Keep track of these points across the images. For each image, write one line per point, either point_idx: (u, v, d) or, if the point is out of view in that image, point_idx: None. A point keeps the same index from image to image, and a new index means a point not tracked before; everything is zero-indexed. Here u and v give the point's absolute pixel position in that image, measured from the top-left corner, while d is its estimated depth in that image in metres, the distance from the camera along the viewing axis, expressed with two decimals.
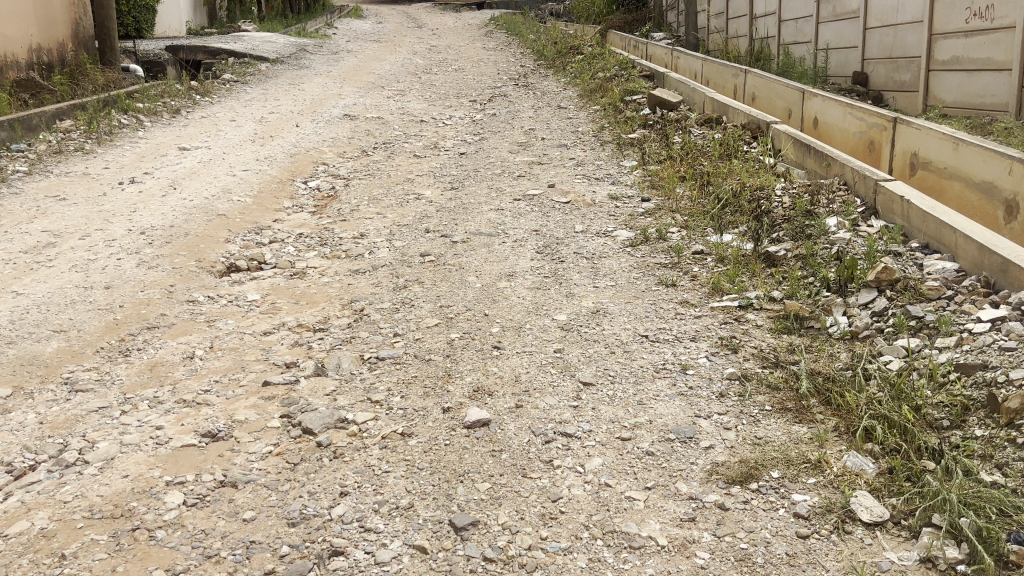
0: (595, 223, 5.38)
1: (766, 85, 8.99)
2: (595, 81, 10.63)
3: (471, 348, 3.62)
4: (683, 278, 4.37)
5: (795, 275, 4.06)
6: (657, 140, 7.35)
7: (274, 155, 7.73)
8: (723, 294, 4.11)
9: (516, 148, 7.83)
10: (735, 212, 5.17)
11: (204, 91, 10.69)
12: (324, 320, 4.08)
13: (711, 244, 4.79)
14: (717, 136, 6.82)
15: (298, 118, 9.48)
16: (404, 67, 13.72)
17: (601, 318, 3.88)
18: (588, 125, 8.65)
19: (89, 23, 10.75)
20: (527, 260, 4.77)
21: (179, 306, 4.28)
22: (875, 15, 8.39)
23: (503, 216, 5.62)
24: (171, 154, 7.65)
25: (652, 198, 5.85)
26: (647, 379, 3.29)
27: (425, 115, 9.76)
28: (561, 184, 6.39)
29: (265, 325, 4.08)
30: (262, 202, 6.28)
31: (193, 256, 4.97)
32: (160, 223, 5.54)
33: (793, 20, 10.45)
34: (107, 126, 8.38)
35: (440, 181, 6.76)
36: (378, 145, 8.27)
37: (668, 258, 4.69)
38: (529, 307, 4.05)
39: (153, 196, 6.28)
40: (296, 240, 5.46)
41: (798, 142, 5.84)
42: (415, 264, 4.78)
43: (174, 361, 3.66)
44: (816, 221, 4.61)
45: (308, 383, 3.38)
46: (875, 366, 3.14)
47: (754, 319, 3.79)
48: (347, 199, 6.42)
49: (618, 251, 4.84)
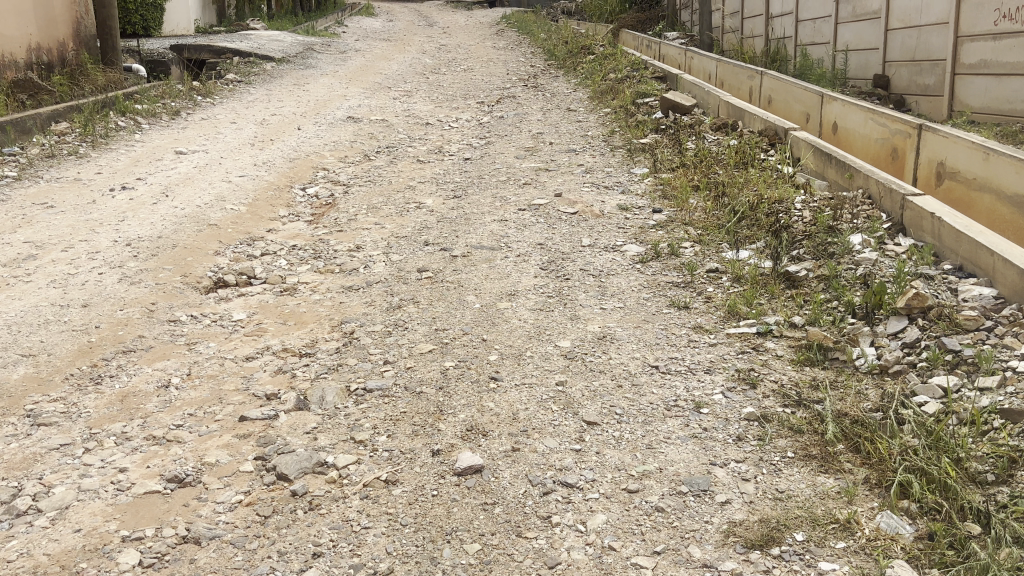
0: (603, 236, 5.09)
1: (783, 89, 8.69)
2: (607, 83, 10.34)
3: (466, 378, 3.34)
4: (695, 299, 4.09)
5: (817, 299, 3.77)
6: (669, 146, 7.06)
7: (273, 159, 7.48)
8: (739, 318, 3.82)
9: (523, 153, 7.56)
10: (752, 227, 4.88)
11: (205, 92, 10.46)
12: (311, 344, 3.82)
13: (727, 261, 4.50)
14: (732, 143, 6.52)
15: (300, 120, 9.23)
16: (412, 67, 13.46)
17: (608, 345, 3.59)
18: (599, 129, 8.37)
19: (91, 22, 10.50)
20: (531, 277, 4.49)
21: (158, 326, 4.03)
22: (897, 16, 8.07)
23: (507, 228, 5.35)
24: (167, 158, 7.42)
25: (664, 209, 5.56)
26: (656, 418, 3.01)
27: (430, 118, 9.49)
28: (569, 192, 6.10)
29: (248, 349, 3.83)
30: (257, 211, 6.02)
31: (178, 271, 4.72)
32: (148, 234, 5.29)
33: (811, 20, 10.12)
34: (103, 129, 8.16)
35: (443, 189, 6.49)
36: (381, 149, 8.01)
37: (680, 276, 4.40)
38: (531, 332, 3.77)
39: (143, 203, 6.04)
40: (288, 253, 5.20)
41: (818, 151, 5.54)
42: (412, 282, 4.51)
43: (147, 390, 3.41)
44: (840, 239, 4.32)
45: (288, 419, 3.13)
46: (909, 409, 2.85)
47: (773, 349, 3.51)
48: (346, 208, 6.16)
49: (626, 269, 4.55)
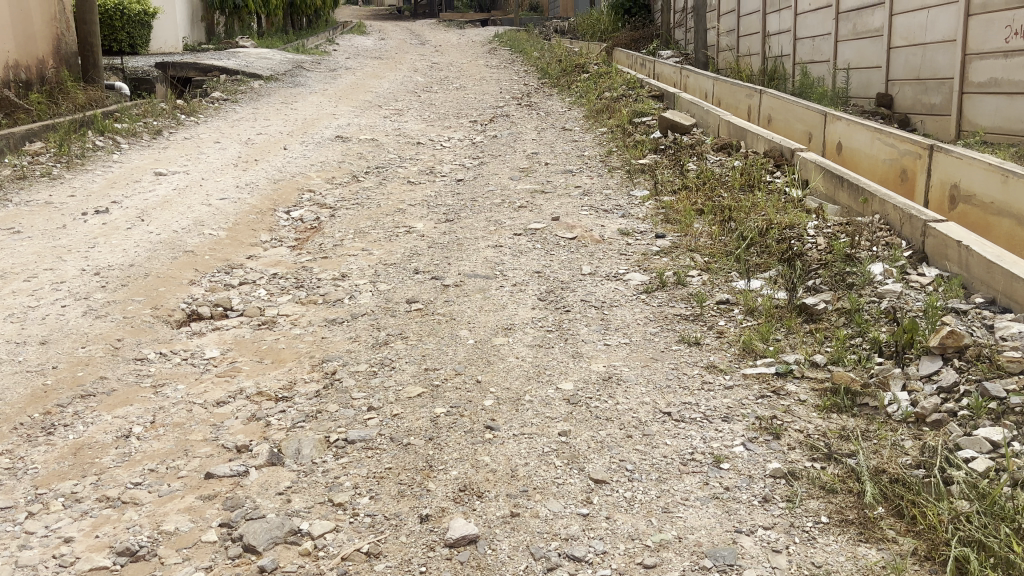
0: (605, 264, 4.79)
1: (783, 107, 8.44)
2: (602, 102, 10.10)
3: (458, 427, 3.01)
4: (706, 334, 3.78)
5: (840, 336, 3.46)
6: (669, 166, 6.79)
7: (256, 181, 7.17)
8: (755, 356, 3.52)
9: (518, 174, 7.27)
10: (763, 254, 4.59)
11: (189, 110, 10.18)
12: (289, 386, 3.50)
13: (737, 292, 4.20)
14: (737, 164, 6.24)
15: (287, 139, 8.93)
16: (403, 85, 13.20)
17: (614, 388, 3.27)
18: (595, 148, 8.10)
19: (72, 39, 10.19)
20: (529, 309, 4.18)
21: (123, 366, 3.71)
22: (901, 34, 7.84)
23: (502, 254, 5.04)
24: (146, 180, 7.10)
25: (668, 234, 5.26)
26: (671, 476, 2.69)
27: (422, 137, 9.21)
28: (567, 216, 5.81)
29: (219, 392, 3.49)
30: (237, 236, 5.71)
31: (148, 303, 4.40)
32: (118, 262, 4.98)
33: (810, 37, 9.90)
34: (79, 149, 7.85)
35: (435, 211, 6.19)
36: (370, 169, 7.71)
37: (688, 308, 4.10)
38: (529, 372, 3.44)
39: (116, 228, 5.73)
40: (268, 282, 4.88)
41: (829, 173, 5.26)
42: (400, 314, 4.19)
43: (104, 443, 3.09)
44: (859, 268, 4.02)
45: (260, 477, 2.82)
46: (956, 467, 2.53)
47: (796, 392, 3.20)
48: (332, 232, 5.86)
49: (631, 299, 4.25)
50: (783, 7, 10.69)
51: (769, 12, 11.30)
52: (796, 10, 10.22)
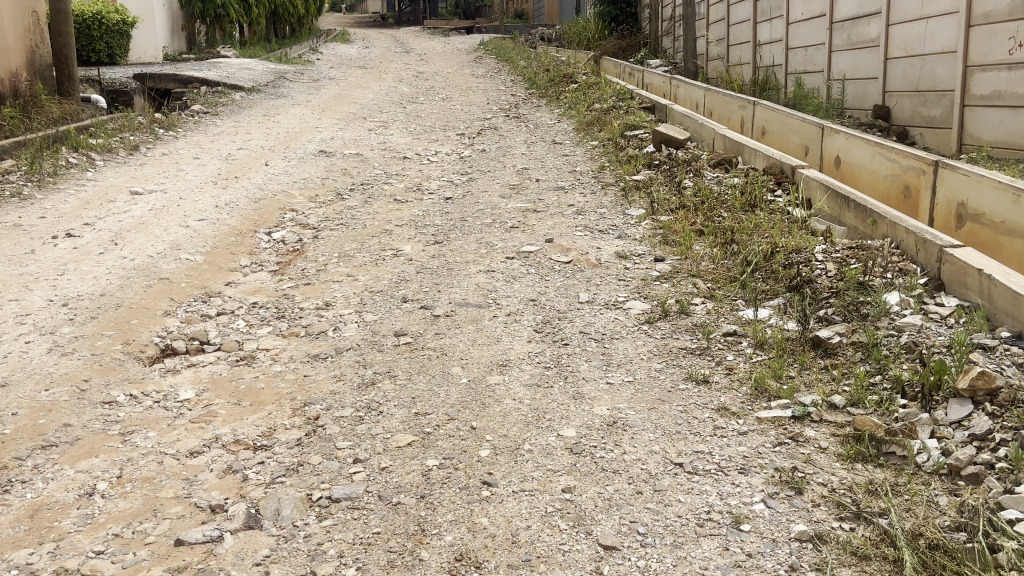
0: (603, 291, 4.56)
1: (778, 120, 8.27)
2: (592, 114, 9.89)
3: (452, 484, 2.76)
4: (715, 371, 3.55)
5: (860, 374, 3.24)
6: (664, 183, 6.59)
7: (237, 200, 6.90)
8: (769, 397, 3.29)
9: (509, 191, 7.04)
10: (770, 280, 4.38)
11: (168, 125, 9.91)
12: (268, 434, 3.24)
13: (745, 322, 3.99)
14: (735, 181, 6.04)
15: (269, 154, 8.68)
16: (388, 96, 12.96)
17: (620, 435, 3.04)
18: (587, 163, 7.88)
19: (47, 51, 9.91)
20: (524, 342, 3.94)
21: (89, 412, 3.44)
22: (898, 44, 7.67)
23: (494, 280, 4.80)
24: (121, 200, 6.83)
25: (668, 258, 5.04)
26: (688, 540, 2.45)
27: (408, 151, 8.97)
28: (560, 237, 5.59)
29: (192, 441, 3.23)
30: (215, 260, 5.45)
31: (119, 338, 4.14)
32: (88, 292, 4.71)
33: (802, 47, 9.74)
34: (51, 167, 7.57)
35: (423, 233, 5.95)
36: (355, 187, 7.46)
37: (694, 340, 3.87)
38: (528, 417, 3.19)
39: (88, 253, 5.46)
40: (247, 312, 4.62)
41: (834, 192, 5.06)
42: (388, 349, 3.94)
43: (64, 503, 2.82)
44: (873, 297, 3.82)
45: (234, 543, 2.56)
46: (1002, 531, 2.30)
47: (816, 438, 2.97)
48: (315, 255, 5.62)
49: (632, 331, 4.02)
50: (774, 16, 10.53)
51: (759, 21, 11.15)
52: (787, 19, 10.06)
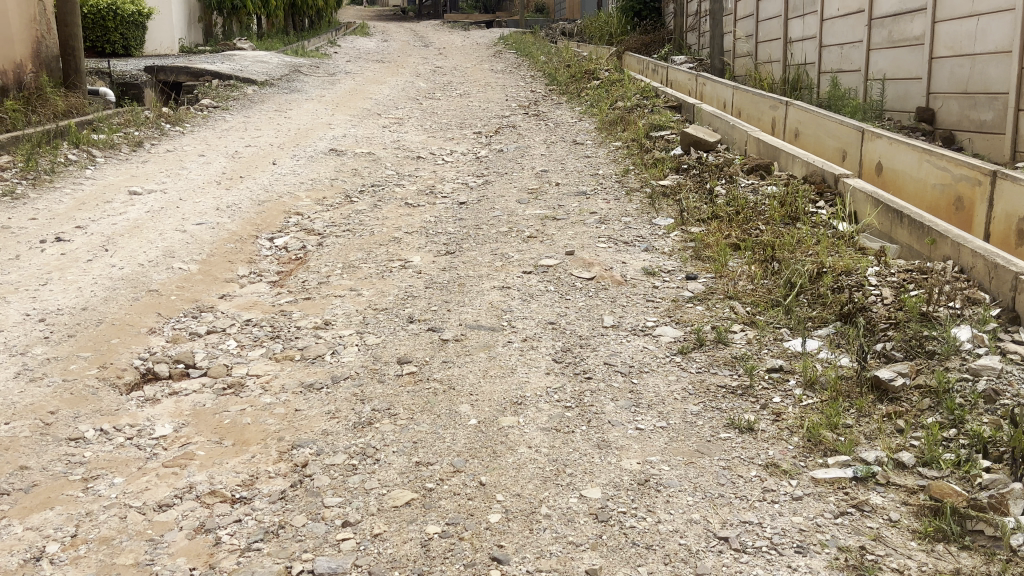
0: (630, 314, 4.12)
1: (813, 121, 7.79)
2: (615, 113, 9.44)
3: (456, 559, 2.36)
4: (760, 417, 3.13)
5: (933, 429, 2.82)
6: (694, 190, 6.14)
7: (239, 202, 6.50)
8: (825, 453, 2.87)
9: (527, 195, 6.61)
10: (816, 307, 3.96)
11: (175, 119, 9.55)
12: (249, 484, 2.84)
13: (792, 356, 3.56)
14: (773, 190, 5.59)
15: (277, 152, 8.29)
16: (404, 91, 12.56)
17: (654, 499, 2.62)
18: (610, 166, 7.44)
19: (53, 41, 9.55)
20: (542, 374, 3.51)
21: (50, 451, 3.05)
22: (945, 43, 7.17)
23: (510, 298, 4.37)
24: (119, 200, 6.46)
25: (700, 275, 4.60)
26: None
27: (422, 151, 8.56)
28: (583, 249, 5.15)
29: (163, 491, 2.83)
30: (211, 270, 5.06)
31: (94, 360, 3.74)
32: (69, 305, 4.33)
33: (837, 45, 9.23)
34: (48, 164, 7.20)
35: (434, 242, 5.54)
36: (365, 189, 7.06)
37: (735, 377, 3.45)
38: (546, 471, 2.77)
39: (75, 261, 5.07)
40: (239, 331, 4.22)
41: (885, 206, 4.61)
42: (389, 381, 3.51)
43: (5, 571, 2.44)
44: (941, 332, 3.38)
45: None
46: None
47: (884, 509, 2.54)
48: (318, 264, 5.23)
49: (664, 363, 3.59)
50: (807, 12, 10.02)
51: (791, 18, 10.64)
52: (821, 15, 9.55)
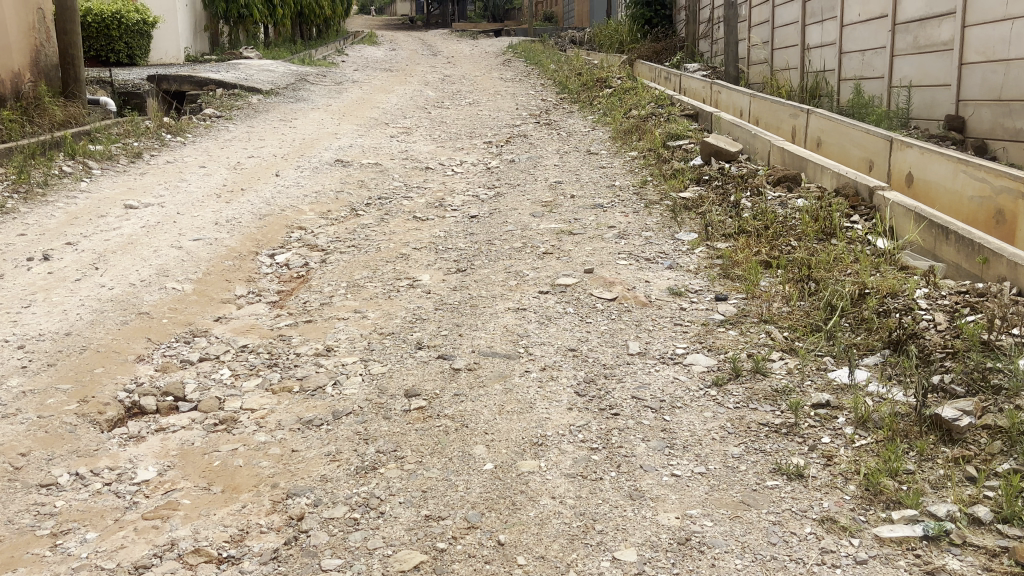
0: (657, 339, 3.80)
1: (838, 130, 7.46)
2: (630, 122, 9.13)
3: None
4: (809, 462, 2.81)
5: (1012, 478, 2.49)
6: (717, 203, 5.82)
7: (239, 216, 6.20)
8: (887, 505, 2.54)
9: (541, 208, 6.29)
10: (861, 333, 3.63)
11: (176, 129, 9.29)
12: (238, 540, 2.53)
13: (839, 390, 3.23)
14: (802, 204, 5.27)
15: (281, 163, 8.01)
16: (412, 100, 12.29)
17: (697, 564, 2.29)
18: (627, 177, 7.13)
19: (53, 50, 9.27)
20: (564, 410, 3.19)
21: (19, 501, 2.75)
22: (976, 48, 6.84)
23: (525, 322, 4.05)
24: (113, 214, 6.17)
25: (731, 296, 4.28)
26: None
27: (431, 161, 8.27)
28: (603, 266, 4.84)
29: (140, 549, 2.52)
30: (207, 289, 4.76)
31: (74, 393, 3.44)
32: (52, 331, 4.03)
33: (859, 51, 8.90)
34: (42, 176, 6.92)
35: (444, 258, 5.23)
36: (371, 201, 6.76)
37: (778, 414, 3.12)
38: (572, 529, 2.45)
39: (64, 280, 4.78)
40: (234, 359, 3.91)
41: (928, 222, 4.28)
42: (395, 418, 3.19)
43: None
44: (1006, 364, 3.05)
45: None
46: None
47: None
48: (321, 283, 4.93)
49: (698, 397, 3.26)
50: (826, 18, 9.70)
51: (808, 23, 10.31)
52: (841, 21, 9.22)
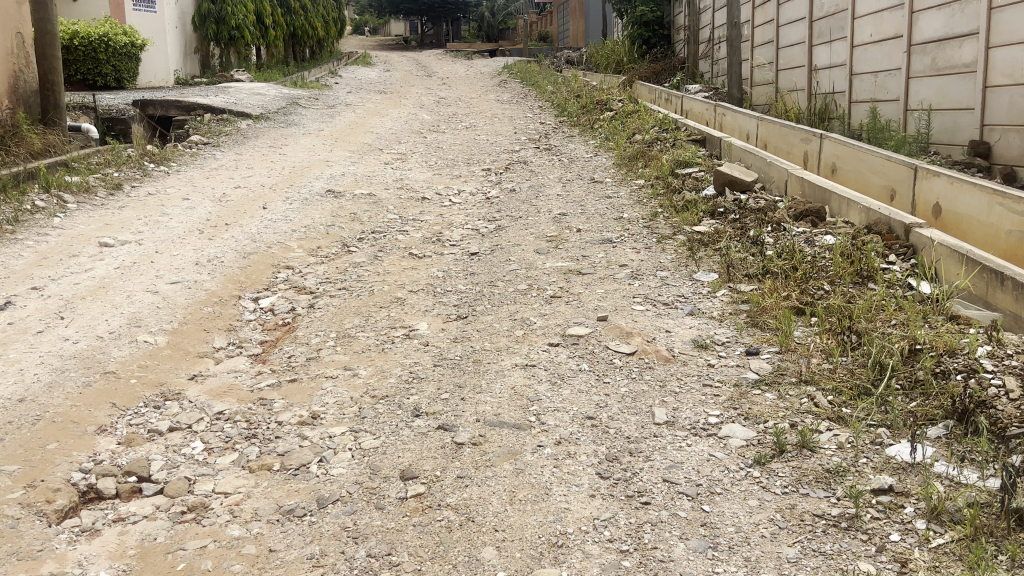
0: (686, 405, 3.36)
1: (855, 156, 7.05)
2: (634, 147, 8.73)
3: None
4: (880, 568, 2.37)
5: None
6: (736, 239, 5.40)
7: (222, 255, 5.76)
8: None
9: (546, 244, 5.88)
10: (917, 399, 3.20)
11: (160, 158, 8.88)
12: None
13: (901, 471, 2.80)
14: (830, 241, 4.85)
15: (268, 194, 7.59)
16: (408, 124, 11.90)
17: None
18: (635, 208, 6.72)
19: (32, 75, 8.85)
20: (587, 497, 2.75)
21: None
22: (1001, 71, 6.45)
23: (536, 382, 3.61)
24: (86, 254, 5.74)
25: (762, 349, 3.85)
26: None
27: (427, 191, 7.86)
28: (617, 313, 4.41)
29: None
30: (182, 341, 4.32)
31: (21, 477, 3.00)
32: (3, 396, 3.58)
33: (871, 73, 8.52)
34: (12, 212, 6.49)
35: (443, 304, 4.80)
36: (364, 236, 6.34)
37: (835, 503, 2.68)
38: None
39: (23, 333, 4.33)
40: (209, 428, 3.47)
41: (979, 266, 3.85)
42: (389, 509, 2.75)
43: None
44: None
45: None
46: None
47: None
48: (308, 333, 4.50)
49: (740, 480, 2.83)
50: (834, 38, 9.34)
51: (816, 44, 9.95)
52: (852, 41, 8.86)
